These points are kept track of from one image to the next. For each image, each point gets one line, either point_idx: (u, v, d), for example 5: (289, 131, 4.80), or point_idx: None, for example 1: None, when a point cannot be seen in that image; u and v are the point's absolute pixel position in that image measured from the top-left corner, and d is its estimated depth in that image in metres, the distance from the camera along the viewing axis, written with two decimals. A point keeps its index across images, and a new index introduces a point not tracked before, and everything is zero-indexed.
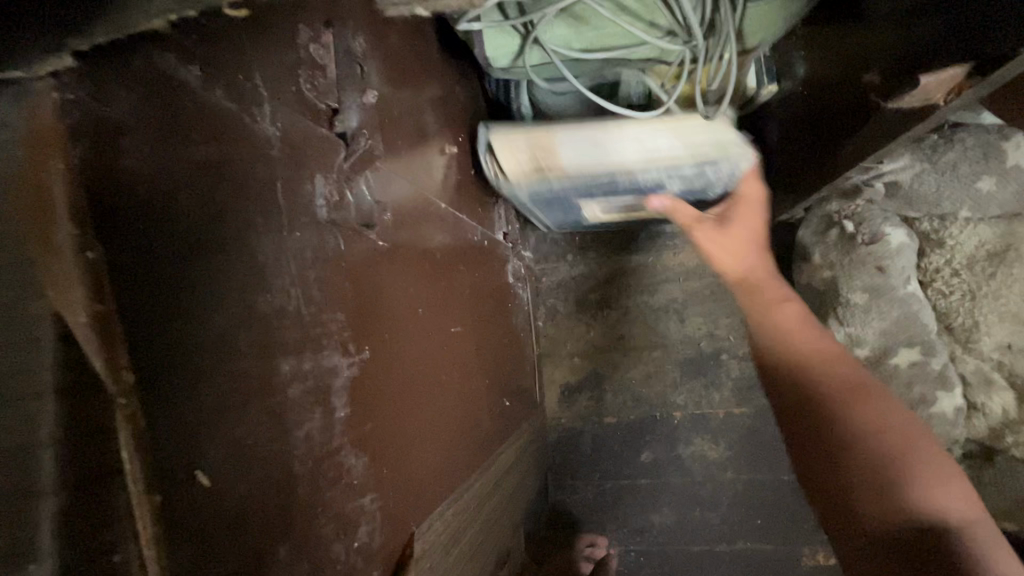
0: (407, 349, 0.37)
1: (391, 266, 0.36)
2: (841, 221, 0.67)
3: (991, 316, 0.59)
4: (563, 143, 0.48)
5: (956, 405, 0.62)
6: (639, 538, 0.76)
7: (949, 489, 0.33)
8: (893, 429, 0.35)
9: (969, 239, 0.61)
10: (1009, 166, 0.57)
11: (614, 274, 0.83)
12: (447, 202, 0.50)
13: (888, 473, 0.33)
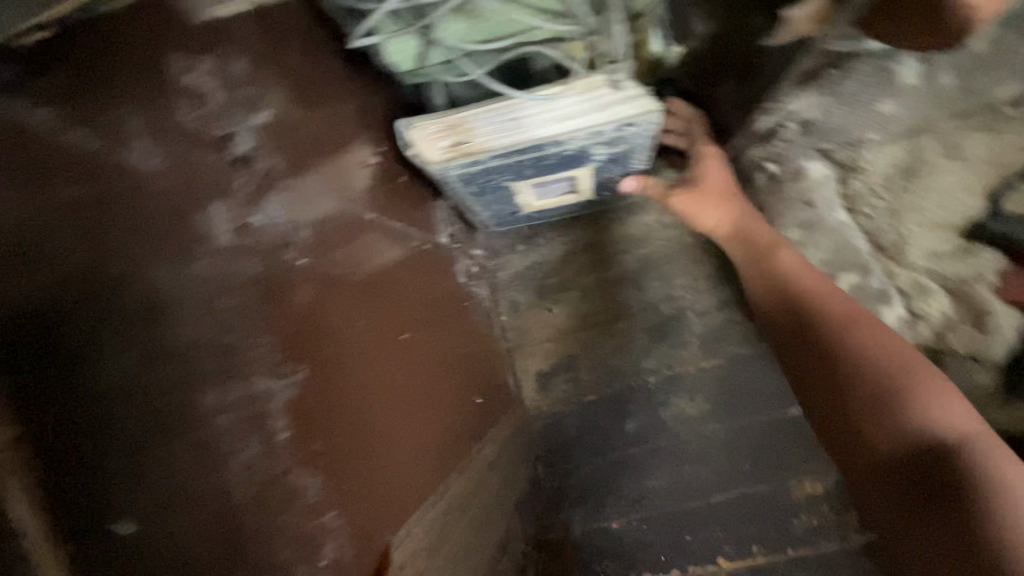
0: (358, 367, 0.43)
1: (313, 288, 0.41)
2: (765, 164, 0.70)
3: (916, 226, 0.65)
4: (475, 122, 0.51)
5: (899, 317, 0.64)
6: (640, 507, 0.75)
7: (930, 407, 0.48)
8: (875, 366, 0.51)
9: (883, 160, 0.67)
10: (901, 87, 0.62)
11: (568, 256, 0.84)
12: (377, 212, 0.51)
13: (886, 393, 0.49)
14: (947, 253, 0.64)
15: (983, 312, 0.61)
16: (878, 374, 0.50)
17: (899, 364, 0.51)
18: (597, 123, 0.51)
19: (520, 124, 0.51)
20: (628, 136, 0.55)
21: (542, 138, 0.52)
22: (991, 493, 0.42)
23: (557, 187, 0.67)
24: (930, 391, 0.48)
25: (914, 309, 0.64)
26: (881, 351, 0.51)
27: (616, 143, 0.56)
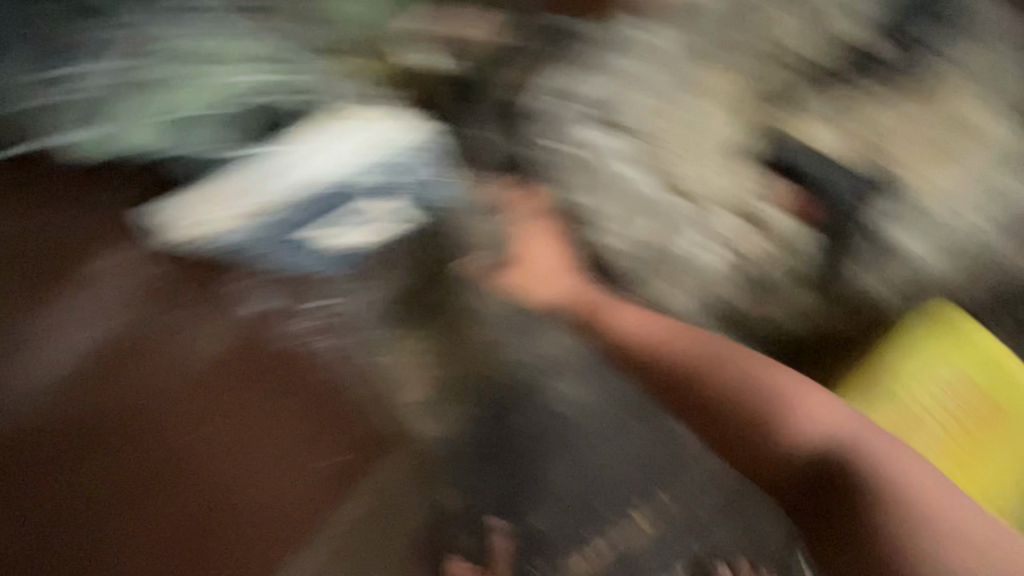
0: (159, 455, 0.68)
1: (133, 412, 0.69)
2: (574, 147, 0.86)
3: (687, 163, 0.85)
4: (222, 190, 0.67)
5: (701, 232, 0.84)
6: (557, 502, 0.64)
7: (813, 411, 0.72)
8: (749, 400, 0.75)
9: (649, 121, 0.86)
10: (628, 73, 0.87)
11: (412, 264, 0.80)
12: (188, 330, 0.75)
13: (775, 422, 0.73)
14: (715, 175, 0.85)
15: (764, 220, 0.84)
16: (776, 411, 0.74)
17: (785, 397, 0.74)
18: (332, 157, 0.68)
19: (261, 189, 0.67)
20: (376, 155, 0.70)
21: (294, 184, 0.67)
22: (888, 490, 0.68)
23: (395, 206, 0.77)
24: (814, 400, 0.73)
25: (723, 233, 0.84)
26: (781, 399, 0.74)
27: (368, 157, 0.70)
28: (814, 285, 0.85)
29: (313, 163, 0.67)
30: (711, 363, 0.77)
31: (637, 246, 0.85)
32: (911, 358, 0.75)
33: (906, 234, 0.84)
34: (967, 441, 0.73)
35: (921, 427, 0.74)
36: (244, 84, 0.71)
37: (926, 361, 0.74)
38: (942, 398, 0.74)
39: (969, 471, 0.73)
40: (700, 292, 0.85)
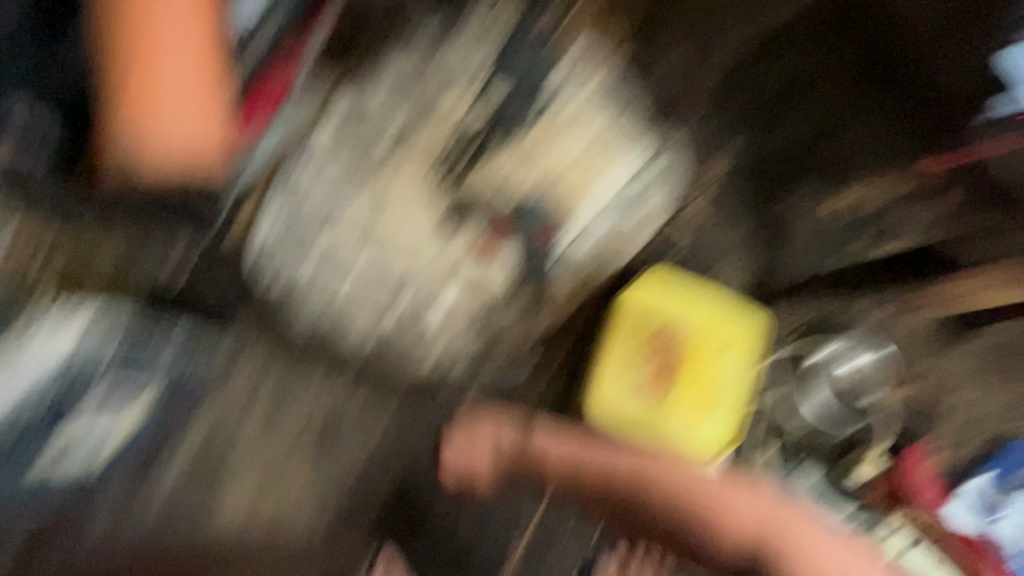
0: None
1: None
2: (280, 276, 0.80)
3: (403, 259, 0.80)
4: None
5: (440, 313, 0.82)
6: (434, 521, 0.91)
7: (739, 522, 0.84)
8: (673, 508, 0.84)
9: (349, 226, 0.79)
10: (311, 179, 0.79)
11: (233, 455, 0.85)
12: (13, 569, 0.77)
13: (705, 519, 0.84)
14: (436, 256, 0.81)
15: (479, 279, 0.82)
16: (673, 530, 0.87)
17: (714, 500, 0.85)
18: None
19: None
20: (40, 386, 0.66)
21: None
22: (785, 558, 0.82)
23: (113, 405, 0.71)
24: (733, 498, 0.84)
25: (446, 301, 0.82)
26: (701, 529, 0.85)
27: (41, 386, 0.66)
28: (557, 317, 0.86)
29: None
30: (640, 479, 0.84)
31: (385, 346, 0.83)
32: (625, 338, 0.86)
33: (603, 227, 0.85)
34: (699, 381, 0.84)
35: (647, 407, 0.85)
36: None
37: (626, 362, 0.86)
38: (654, 369, 0.85)
39: (702, 411, 0.84)
40: (447, 362, 0.86)
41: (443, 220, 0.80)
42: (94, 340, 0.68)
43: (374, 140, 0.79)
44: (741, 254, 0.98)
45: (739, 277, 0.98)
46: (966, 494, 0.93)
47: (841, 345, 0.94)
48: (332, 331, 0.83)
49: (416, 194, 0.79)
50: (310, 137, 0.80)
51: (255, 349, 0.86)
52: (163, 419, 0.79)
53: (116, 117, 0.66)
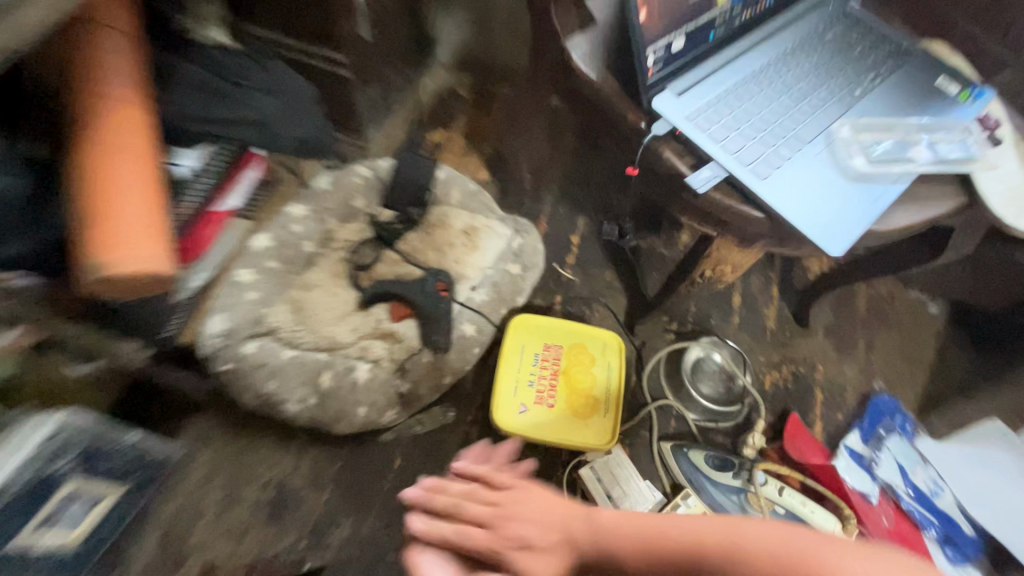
0: None
1: None
2: (226, 365, 0.93)
3: (327, 333, 0.99)
4: None
5: (367, 369, 0.98)
6: None
7: None
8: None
9: (281, 313, 0.99)
10: (246, 282, 0.97)
11: (189, 540, 0.91)
12: None
13: None
14: (354, 326, 1.01)
15: (395, 336, 1.00)
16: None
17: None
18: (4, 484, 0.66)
19: None
20: (62, 454, 0.71)
21: None
22: None
23: (76, 509, 0.77)
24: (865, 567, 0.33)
25: (371, 357, 0.99)
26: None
27: (60, 461, 0.71)
28: (473, 358, 1.03)
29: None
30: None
31: (324, 404, 0.95)
32: (517, 356, 0.95)
33: (494, 279, 1.07)
34: (579, 387, 0.95)
35: (546, 415, 0.92)
36: None
37: (513, 387, 0.93)
38: (542, 384, 0.94)
39: (592, 412, 0.94)
40: (376, 411, 0.98)
41: (367, 295, 1.01)
42: (69, 431, 0.72)
43: (309, 249, 1.05)
44: (619, 286, 1.22)
45: (622, 305, 1.20)
46: (848, 450, 1.07)
47: (704, 340, 1.13)
48: (270, 399, 0.94)
49: (329, 289, 1.04)
50: (235, 271, 0.97)
51: (214, 435, 0.98)
52: (124, 514, 0.85)
53: (88, 251, 0.67)
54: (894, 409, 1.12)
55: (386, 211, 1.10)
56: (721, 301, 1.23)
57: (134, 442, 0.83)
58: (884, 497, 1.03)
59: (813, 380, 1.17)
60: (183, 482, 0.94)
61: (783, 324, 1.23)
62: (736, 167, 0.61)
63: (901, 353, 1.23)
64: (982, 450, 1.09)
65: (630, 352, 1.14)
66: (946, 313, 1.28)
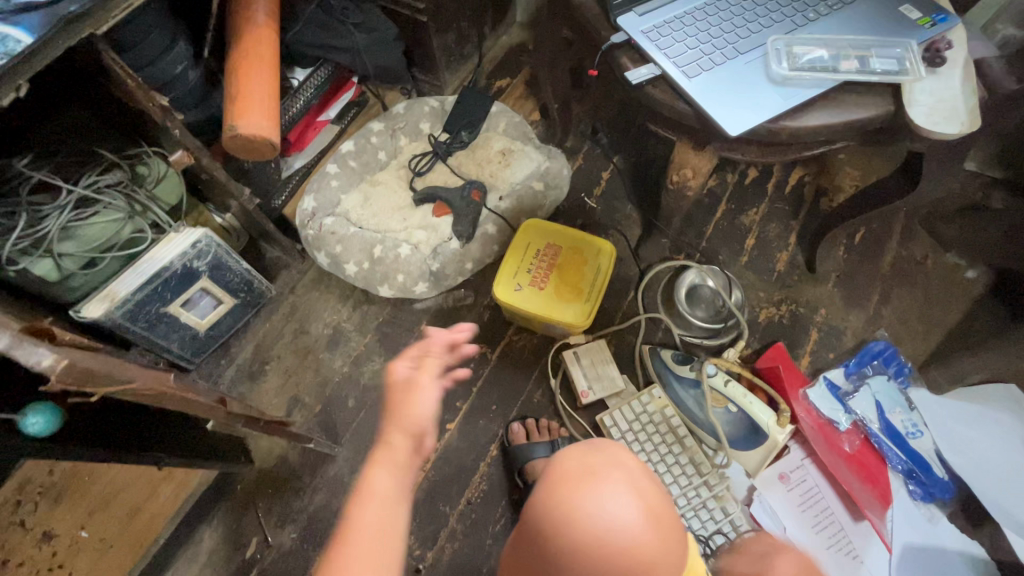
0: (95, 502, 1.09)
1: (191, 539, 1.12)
2: (310, 229, 1.26)
3: (384, 219, 1.29)
4: (118, 292, 0.98)
5: (408, 248, 1.24)
6: None
7: (606, 520, 0.59)
8: (584, 477, 0.63)
9: (353, 201, 1.30)
10: (332, 174, 1.30)
11: (272, 351, 1.27)
12: (187, 475, 1.13)
13: (577, 493, 0.61)
14: (403, 218, 1.29)
15: (433, 227, 1.27)
16: (550, 486, 0.64)
17: (588, 467, 0.64)
18: (175, 257, 1.01)
19: (138, 274, 0.99)
20: (205, 251, 1.05)
21: (154, 273, 1.00)
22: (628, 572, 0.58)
23: (206, 303, 1.14)
24: (612, 509, 0.60)
25: (413, 241, 1.26)
26: (550, 507, 0.61)
27: (204, 257, 1.06)
28: (493, 253, 1.26)
29: (170, 257, 1.01)
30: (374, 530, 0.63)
31: (373, 269, 1.24)
32: (523, 247, 1.15)
33: (519, 193, 1.29)
34: (571, 279, 1.13)
35: (536, 295, 1.11)
36: (89, 216, 0.94)
37: (513, 269, 1.14)
38: (537, 270, 1.13)
39: (574, 299, 1.11)
40: (410, 280, 1.24)
41: (417, 195, 1.28)
42: (205, 244, 1.04)
43: (382, 157, 1.34)
44: (636, 216, 1.35)
45: (636, 233, 1.34)
46: (827, 380, 1.11)
47: (702, 266, 1.20)
48: (336, 259, 1.25)
49: (391, 187, 1.32)
50: (327, 165, 1.31)
51: (298, 284, 1.33)
52: (235, 320, 1.23)
53: (227, 117, 1.01)
54: (890, 355, 1.13)
55: (444, 134, 1.36)
56: (733, 241, 1.32)
57: (247, 268, 1.17)
58: (853, 428, 1.06)
59: (812, 321, 1.22)
60: (273, 313, 1.30)
61: (793, 269, 1.28)
62: (669, 68, 0.77)
63: (919, 310, 1.22)
64: (979, 408, 1.07)
65: (633, 272, 1.29)
66: (986, 279, 1.23)
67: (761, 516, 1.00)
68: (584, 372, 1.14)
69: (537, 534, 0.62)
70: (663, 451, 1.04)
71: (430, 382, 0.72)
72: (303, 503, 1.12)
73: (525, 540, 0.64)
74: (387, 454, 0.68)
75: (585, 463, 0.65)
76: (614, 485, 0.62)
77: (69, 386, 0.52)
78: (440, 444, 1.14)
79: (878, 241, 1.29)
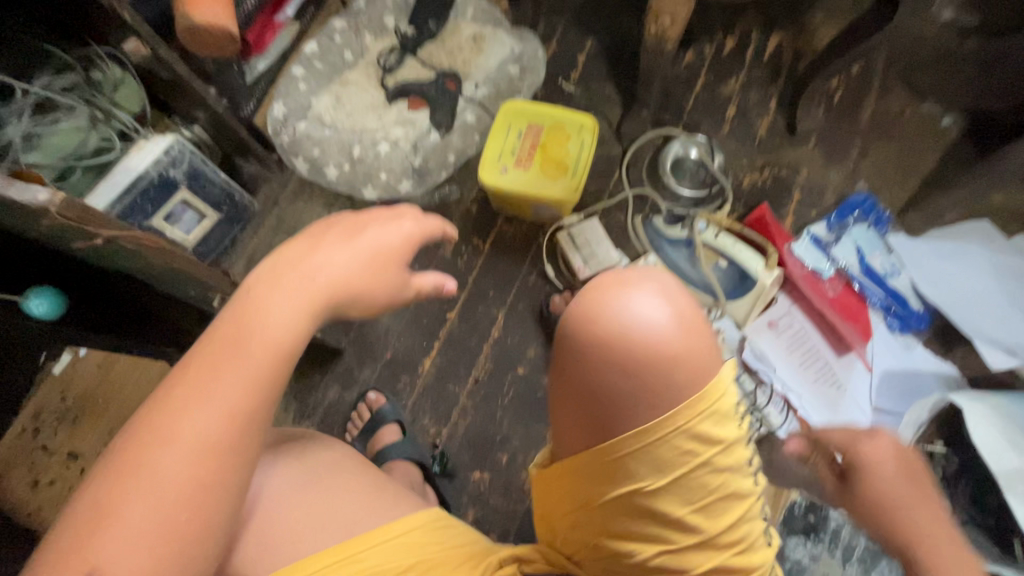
0: (113, 421, 1.15)
1: None
2: (285, 137, 1.24)
3: (357, 122, 1.25)
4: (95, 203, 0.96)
5: (388, 145, 1.23)
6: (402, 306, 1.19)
7: (632, 320, 0.56)
8: (615, 285, 0.59)
9: (325, 105, 1.26)
10: (299, 77, 1.25)
11: None
12: None
13: (605, 297, 0.58)
14: (377, 118, 1.26)
15: (411, 122, 1.25)
16: (581, 295, 0.60)
17: (623, 278, 0.60)
18: (148, 163, 0.99)
19: (113, 184, 0.97)
20: (180, 159, 1.03)
21: (129, 180, 0.98)
22: (656, 370, 0.55)
23: (189, 217, 1.12)
24: (639, 312, 0.56)
25: (392, 139, 1.23)
26: (579, 316, 0.58)
27: (179, 165, 1.03)
28: (474, 145, 1.25)
29: (144, 165, 0.99)
30: (156, 518, 0.45)
31: (354, 166, 1.23)
32: (505, 130, 1.14)
33: (494, 79, 1.27)
34: (556, 156, 1.12)
35: (522, 176, 1.11)
36: (57, 125, 0.95)
37: (497, 152, 1.13)
38: (521, 151, 1.13)
39: (560, 175, 1.12)
40: (394, 177, 1.23)
41: (390, 91, 1.26)
42: (179, 150, 1.02)
43: (348, 56, 1.29)
44: (616, 95, 1.31)
45: (617, 112, 1.31)
46: (810, 235, 1.15)
47: (686, 137, 1.22)
48: (315, 162, 1.23)
49: (362, 89, 1.28)
50: (290, 70, 1.25)
51: (281, 197, 1.30)
52: (223, 235, 1.22)
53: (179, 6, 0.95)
54: (870, 205, 1.17)
55: (410, 26, 1.30)
56: (713, 112, 1.31)
57: (226, 181, 1.15)
58: (836, 275, 1.11)
59: (794, 182, 1.24)
60: (259, 227, 1.28)
61: (774, 133, 1.28)
62: None
63: (895, 161, 1.24)
64: (953, 244, 1.12)
65: (617, 152, 1.29)
66: (961, 125, 1.24)
67: (752, 360, 1.07)
68: (579, 250, 1.16)
69: (560, 348, 0.58)
70: None
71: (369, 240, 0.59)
72: (317, 399, 1.14)
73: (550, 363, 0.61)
74: (301, 281, 0.54)
75: (620, 274, 0.60)
76: (648, 293, 0.58)
77: (70, 219, 0.58)
78: (443, 331, 1.16)
79: (856, 98, 1.29)
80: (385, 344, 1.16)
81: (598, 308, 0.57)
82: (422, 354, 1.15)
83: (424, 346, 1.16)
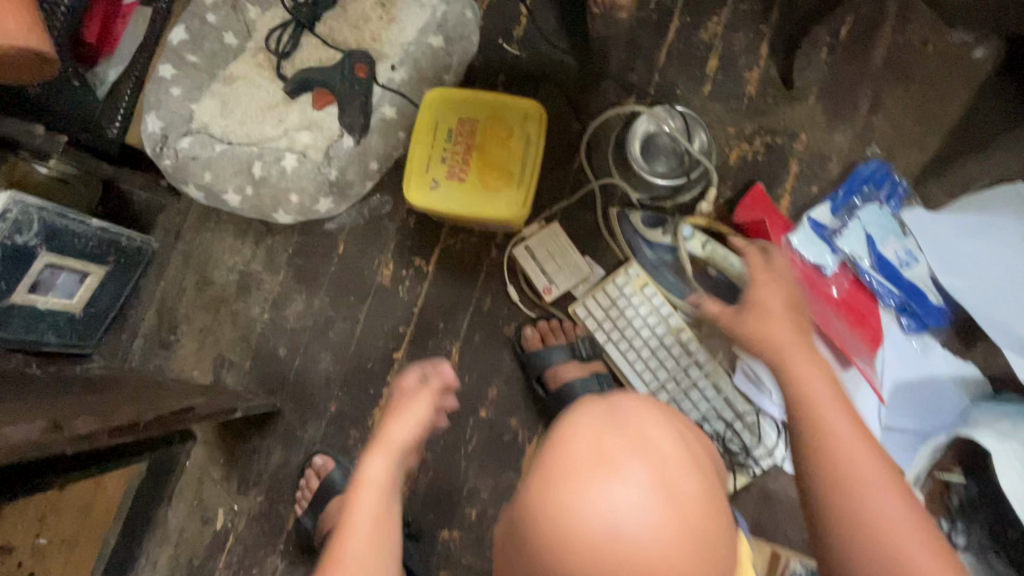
0: None
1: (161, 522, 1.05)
2: (163, 155, 0.99)
3: (253, 130, 1.01)
4: None
5: (295, 157, 1.00)
6: (341, 349, 1.04)
7: (608, 528, 0.43)
8: (588, 463, 0.45)
9: (208, 112, 1.01)
10: (170, 77, 1.00)
11: (178, 310, 1.08)
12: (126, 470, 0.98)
13: (572, 486, 0.44)
14: (279, 123, 1.02)
15: (320, 126, 1.01)
16: (544, 476, 0.46)
17: (602, 452, 0.46)
18: None
19: None
20: (26, 220, 0.83)
21: None
22: None
23: (67, 280, 0.93)
24: (618, 514, 0.43)
25: (298, 149, 1.01)
26: (540, 515, 0.45)
27: (29, 228, 0.84)
28: (400, 144, 1.01)
29: None
30: None
31: (257, 189, 0.99)
32: (430, 128, 0.91)
33: (415, 54, 1.01)
34: (495, 160, 0.90)
35: (456, 190, 0.90)
36: None
37: (424, 160, 0.91)
38: (453, 157, 0.90)
39: (503, 185, 0.90)
40: (308, 198, 1.00)
41: (289, 84, 1.01)
42: (19, 209, 0.82)
43: (231, 41, 1.02)
44: (570, 57, 1.05)
45: (573, 77, 1.06)
46: (811, 222, 0.96)
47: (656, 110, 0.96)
48: (209, 190, 1.00)
49: (253, 84, 1.03)
50: (159, 69, 1.00)
51: (184, 228, 1.09)
52: (118, 287, 1.03)
53: None
54: (882, 176, 0.97)
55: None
56: (691, 66, 1.05)
57: (105, 228, 0.95)
58: (841, 270, 0.95)
59: (791, 151, 1.03)
60: (166, 268, 1.09)
61: (766, 88, 1.04)
62: None
63: (916, 110, 1.01)
64: (981, 217, 0.92)
65: (576, 132, 1.05)
66: (997, 56, 1.00)
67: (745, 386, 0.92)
68: (541, 266, 0.98)
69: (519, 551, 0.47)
70: (646, 335, 0.92)
71: (423, 399, 0.68)
72: (262, 464, 1.03)
73: (503, 545, 0.50)
74: (371, 473, 0.63)
75: (598, 447, 0.46)
76: (635, 483, 0.44)
77: None
78: (391, 375, 1.02)
79: (868, 30, 1.03)
80: (328, 396, 1.02)
81: (563, 507, 0.44)
82: (371, 403, 1.01)
83: (371, 394, 1.01)
